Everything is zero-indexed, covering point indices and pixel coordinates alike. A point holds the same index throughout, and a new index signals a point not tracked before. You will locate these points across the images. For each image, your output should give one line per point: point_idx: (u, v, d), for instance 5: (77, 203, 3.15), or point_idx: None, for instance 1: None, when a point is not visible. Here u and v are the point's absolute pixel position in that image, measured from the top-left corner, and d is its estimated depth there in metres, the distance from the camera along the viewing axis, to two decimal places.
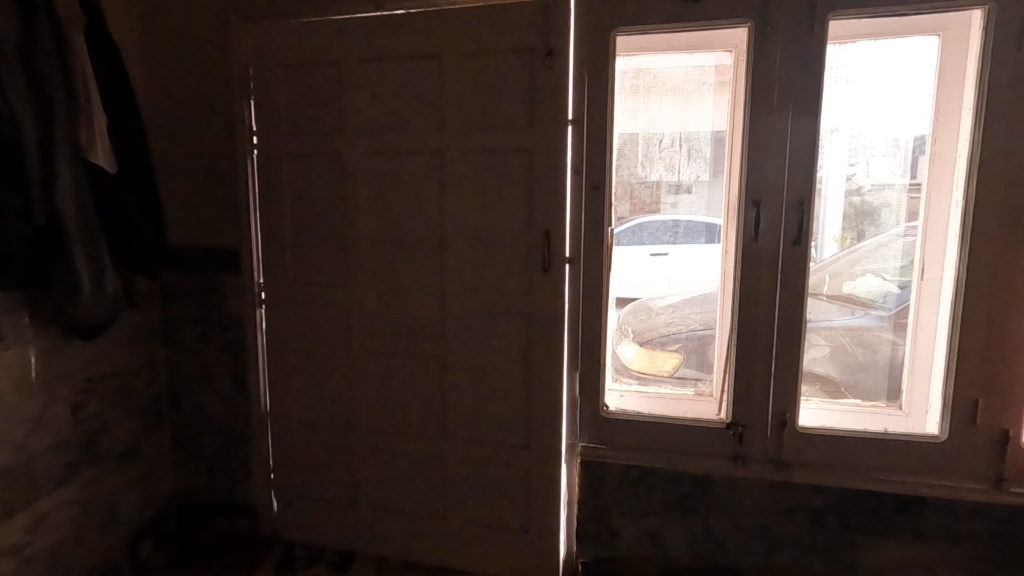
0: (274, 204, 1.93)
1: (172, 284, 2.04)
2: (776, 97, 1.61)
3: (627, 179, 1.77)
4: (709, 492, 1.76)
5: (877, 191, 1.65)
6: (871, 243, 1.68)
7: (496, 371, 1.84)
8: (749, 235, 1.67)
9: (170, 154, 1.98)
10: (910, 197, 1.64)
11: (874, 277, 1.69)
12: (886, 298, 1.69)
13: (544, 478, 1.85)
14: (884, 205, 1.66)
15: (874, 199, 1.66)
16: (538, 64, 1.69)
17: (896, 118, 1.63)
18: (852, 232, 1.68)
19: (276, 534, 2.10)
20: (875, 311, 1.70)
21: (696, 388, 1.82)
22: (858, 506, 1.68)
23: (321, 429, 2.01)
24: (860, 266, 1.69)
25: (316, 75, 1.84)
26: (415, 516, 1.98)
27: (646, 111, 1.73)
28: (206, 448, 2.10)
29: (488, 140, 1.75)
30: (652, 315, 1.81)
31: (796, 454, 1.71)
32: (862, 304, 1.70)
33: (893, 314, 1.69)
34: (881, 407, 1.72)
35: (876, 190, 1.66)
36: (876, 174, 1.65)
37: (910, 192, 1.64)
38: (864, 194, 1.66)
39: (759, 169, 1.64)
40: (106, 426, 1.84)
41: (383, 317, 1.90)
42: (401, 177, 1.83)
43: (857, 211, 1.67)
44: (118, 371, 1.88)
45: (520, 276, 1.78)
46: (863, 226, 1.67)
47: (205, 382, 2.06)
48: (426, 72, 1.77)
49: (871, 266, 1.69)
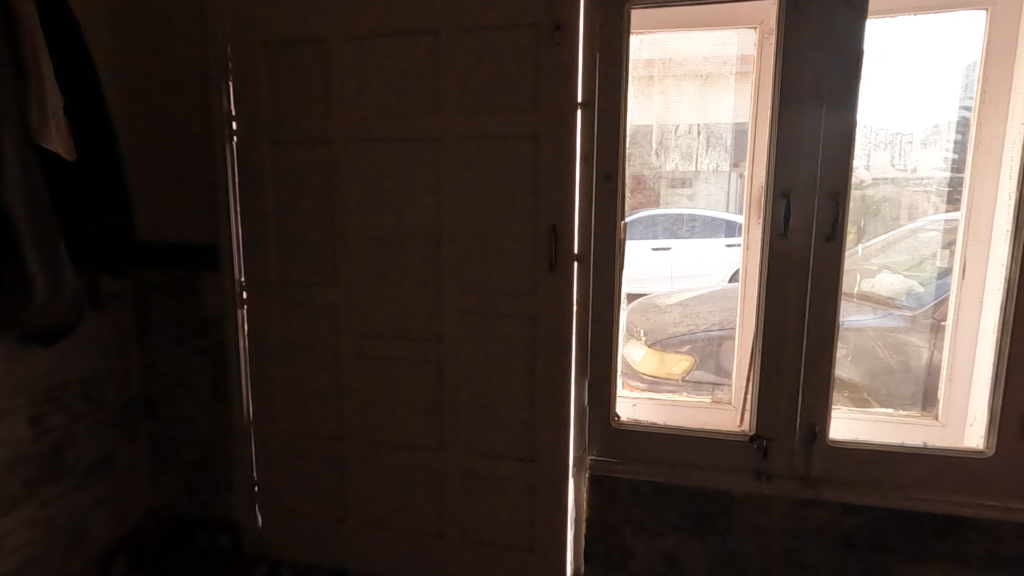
0: (255, 195, 1.76)
1: (146, 283, 1.88)
2: (809, 78, 1.45)
3: (640, 168, 1.61)
4: (729, 510, 1.61)
5: (878, 185, 1.51)
6: (906, 230, 1.53)
7: (499, 378, 1.69)
8: (777, 231, 1.52)
9: (141, 141, 1.82)
10: (914, 190, 1.51)
11: (895, 274, 1.55)
12: (913, 295, 1.56)
13: (549, 495, 1.69)
14: (885, 199, 1.51)
15: (875, 193, 1.51)
16: (544, 42, 1.52)
17: (936, 104, 1.48)
18: (852, 229, 1.52)
19: (260, 551, 1.96)
20: (898, 311, 1.57)
21: (713, 394, 1.69)
22: (893, 526, 1.53)
23: (307, 439, 1.86)
24: (880, 261, 1.54)
25: (300, 54, 1.68)
26: (410, 534, 1.83)
27: (662, 94, 1.59)
28: (185, 459, 1.95)
29: (488, 125, 1.59)
30: (662, 313, 1.68)
31: (825, 470, 1.56)
32: (883, 302, 1.56)
33: (916, 314, 1.56)
34: (915, 417, 1.59)
35: (877, 183, 1.51)
36: (876, 164, 1.50)
37: (912, 185, 1.51)
38: (866, 188, 1.51)
39: (788, 158, 1.49)
40: (71, 438, 1.69)
41: (375, 320, 1.75)
42: (393, 166, 1.67)
43: (858, 207, 1.52)
44: (85, 377, 1.72)
45: (525, 275, 1.63)
46: (894, 214, 1.52)
47: (183, 388, 1.91)
48: (421, 51, 1.61)
49: (894, 259, 1.54)
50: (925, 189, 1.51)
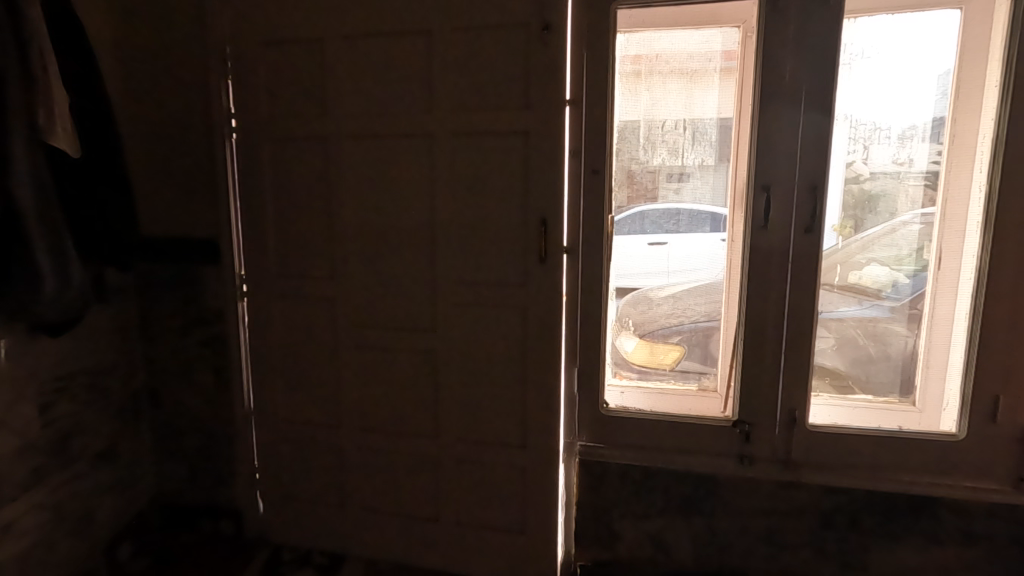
0: (254, 191, 1.82)
1: (149, 277, 1.93)
2: (788, 76, 1.51)
3: (628, 163, 1.67)
4: (713, 493, 1.67)
5: (877, 179, 1.56)
6: (884, 227, 1.59)
7: (492, 366, 1.75)
8: (759, 224, 1.58)
9: (143, 138, 1.87)
10: (912, 184, 1.56)
11: (880, 266, 1.61)
12: (896, 288, 1.61)
13: (540, 479, 1.76)
14: (883, 193, 1.57)
15: (872, 187, 1.57)
16: (534, 41, 1.57)
17: (913, 99, 1.53)
18: (852, 221, 1.58)
19: (262, 536, 2.02)
20: (882, 302, 1.62)
21: (700, 382, 1.73)
22: (871, 507, 1.59)
23: (307, 427, 1.92)
24: (867, 254, 1.60)
25: (296, 54, 1.73)
26: (406, 518, 1.90)
27: (648, 91, 1.64)
28: (188, 447, 2.01)
29: (480, 122, 1.64)
30: (653, 306, 1.72)
31: (805, 453, 1.63)
32: (867, 294, 1.62)
33: (905, 304, 1.61)
34: (894, 403, 1.64)
35: (874, 177, 1.57)
36: (876, 160, 1.56)
37: (902, 180, 1.56)
38: (863, 182, 1.57)
39: (770, 153, 1.54)
40: (78, 426, 1.75)
41: (371, 311, 1.81)
42: (388, 162, 1.72)
43: (857, 201, 1.58)
44: (92, 368, 1.78)
45: (517, 267, 1.68)
46: (870, 207, 1.58)
47: (186, 378, 1.97)
48: (414, 50, 1.66)
49: (879, 254, 1.60)
50: (906, 184, 1.56)
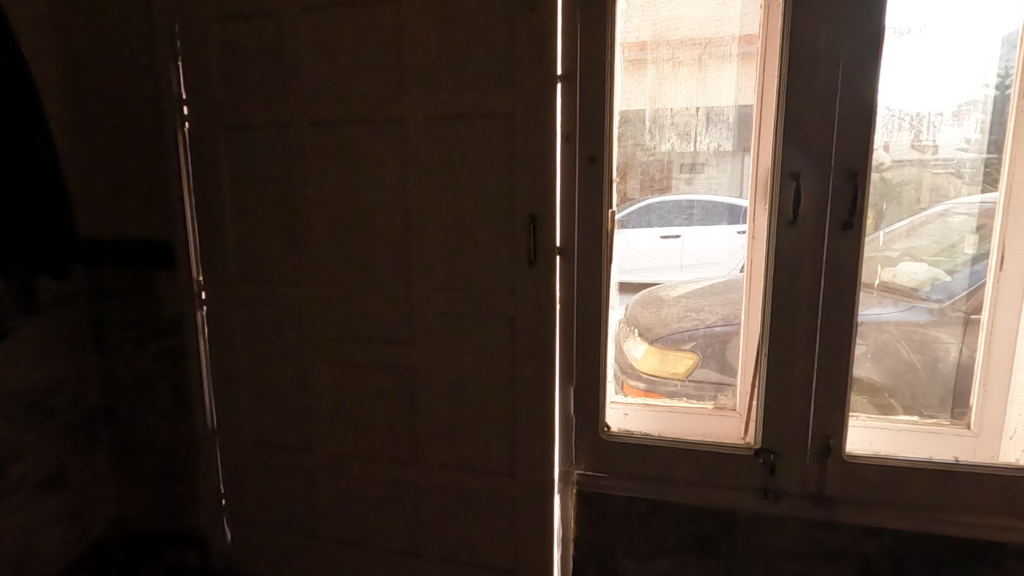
0: (209, 187, 1.62)
1: (99, 283, 1.74)
2: (821, 44, 1.26)
3: (631, 149, 1.42)
4: (732, 532, 1.44)
5: (900, 167, 1.31)
6: (934, 211, 1.33)
7: (476, 384, 1.53)
8: (787, 218, 1.33)
9: (87, 130, 1.67)
10: (936, 171, 1.31)
11: (919, 261, 1.36)
12: (937, 287, 1.36)
13: (533, 512, 1.55)
14: (908, 181, 1.32)
15: (895, 175, 1.32)
16: (517, 7, 1.34)
17: (974, 68, 1.27)
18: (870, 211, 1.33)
19: (229, 568, 1.83)
20: (924, 304, 1.37)
21: (715, 400, 1.48)
22: (919, 552, 1.35)
23: (273, 449, 1.72)
24: (906, 245, 1.35)
25: (250, 31, 1.52)
26: (385, 552, 1.69)
27: (655, 68, 1.38)
28: (148, 470, 1.83)
29: (457, 104, 1.41)
30: (663, 307, 1.46)
31: (841, 488, 1.39)
32: (906, 295, 1.37)
33: (944, 306, 1.36)
34: (944, 425, 1.39)
35: (898, 166, 1.31)
36: (894, 145, 1.30)
37: (933, 166, 1.31)
38: (885, 171, 1.32)
39: (799, 134, 1.30)
40: (16, 452, 1.57)
41: (341, 321, 1.60)
42: (354, 152, 1.50)
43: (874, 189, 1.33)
44: (31, 388, 1.60)
45: (503, 271, 1.46)
46: (913, 196, 1.32)
47: (142, 395, 1.78)
48: (382, 21, 1.43)
49: (917, 245, 1.35)
50: (957, 168, 1.31)
